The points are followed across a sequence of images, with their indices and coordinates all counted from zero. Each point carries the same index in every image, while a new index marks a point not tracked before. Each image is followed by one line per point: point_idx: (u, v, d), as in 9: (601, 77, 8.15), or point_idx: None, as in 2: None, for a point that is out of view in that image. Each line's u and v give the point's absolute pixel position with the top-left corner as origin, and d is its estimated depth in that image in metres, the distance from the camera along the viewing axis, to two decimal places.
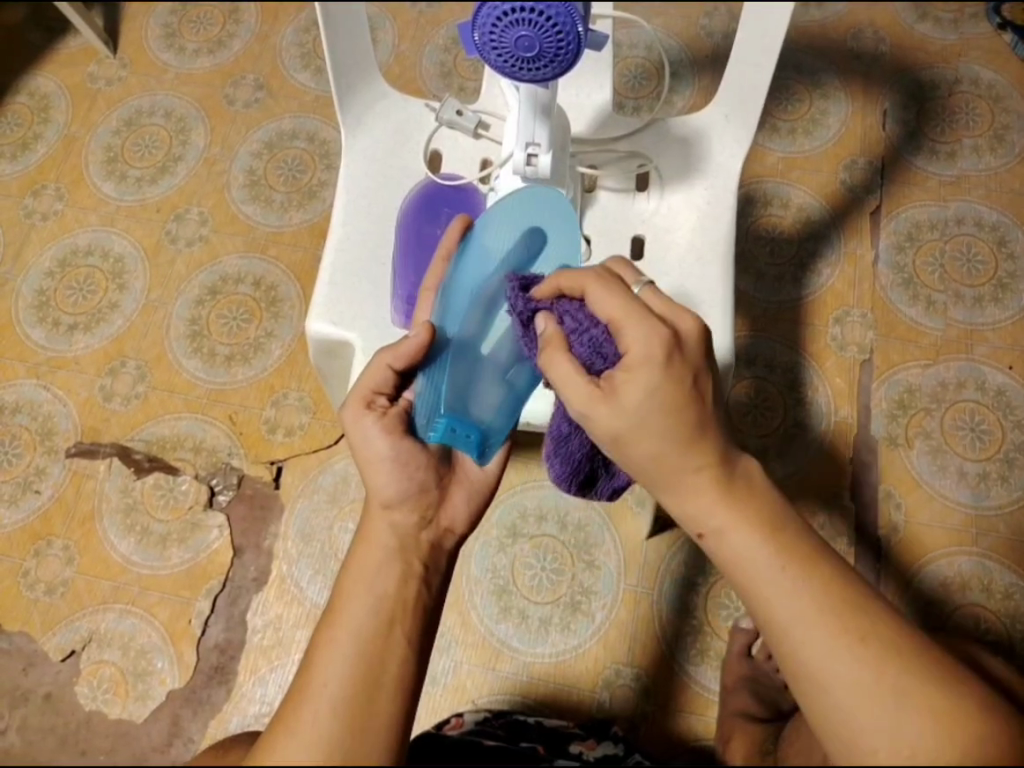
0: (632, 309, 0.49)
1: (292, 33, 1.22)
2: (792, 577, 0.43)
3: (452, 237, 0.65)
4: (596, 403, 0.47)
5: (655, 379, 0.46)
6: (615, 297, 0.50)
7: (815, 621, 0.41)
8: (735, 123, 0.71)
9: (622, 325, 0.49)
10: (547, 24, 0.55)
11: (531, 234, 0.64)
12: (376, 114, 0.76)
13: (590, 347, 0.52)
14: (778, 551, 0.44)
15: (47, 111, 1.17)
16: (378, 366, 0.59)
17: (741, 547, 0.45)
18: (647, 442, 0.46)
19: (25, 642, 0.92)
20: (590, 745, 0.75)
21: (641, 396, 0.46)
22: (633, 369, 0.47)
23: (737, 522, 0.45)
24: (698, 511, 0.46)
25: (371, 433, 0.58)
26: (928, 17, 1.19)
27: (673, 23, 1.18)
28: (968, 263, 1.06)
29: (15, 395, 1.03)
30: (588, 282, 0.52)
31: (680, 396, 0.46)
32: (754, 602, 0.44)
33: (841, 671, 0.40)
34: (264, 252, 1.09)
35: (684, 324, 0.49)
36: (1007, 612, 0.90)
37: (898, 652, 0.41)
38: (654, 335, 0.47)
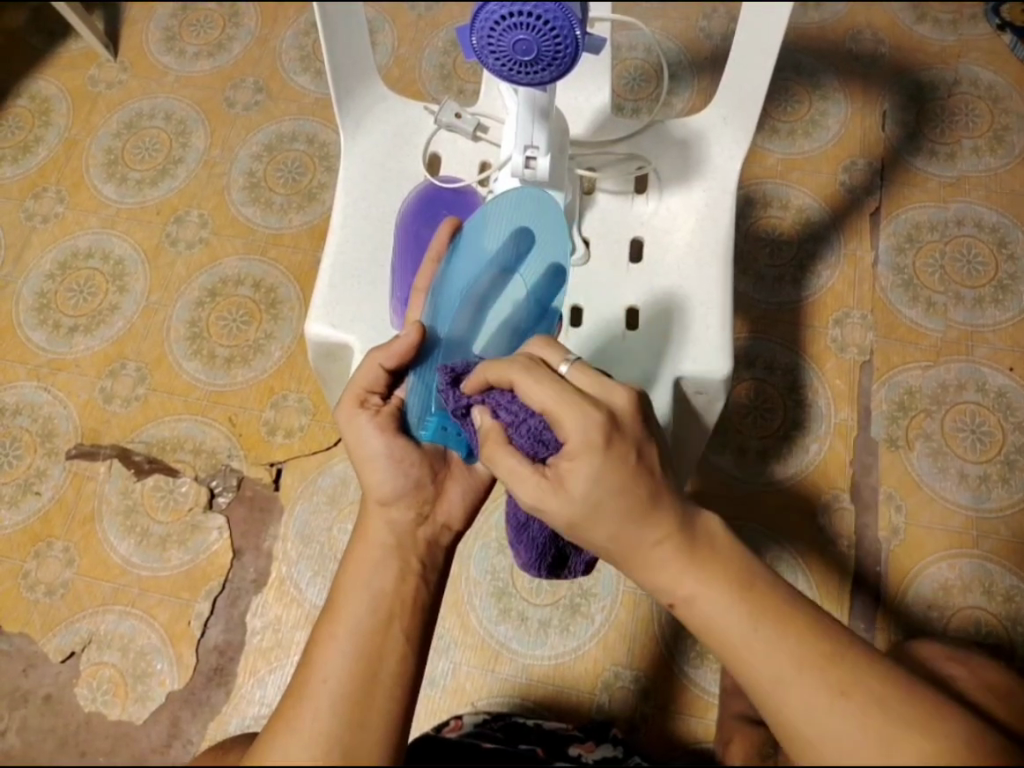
0: (564, 399, 0.48)
1: (292, 36, 1.22)
2: (767, 634, 0.43)
3: (441, 239, 0.65)
4: (547, 495, 0.48)
5: (597, 467, 0.46)
6: (546, 387, 0.49)
7: (794, 680, 0.41)
8: (733, 126, 0.71)
9: (559, 417, 0.48)
10: (545, 27, 0.55)
11: (520, 234, 0.63)
12: (375, 117, 0.76)
13: (530, 438, 0.51)
14: (750, 612, 0.44)
15: (48, 115, 1.18)
16: (370, 366, 0.59)
17: (712, 613, 0.45)
18: (603, 527, 0.47)
19: (25, 644, 0.92)
20: (589, 747, 0.75)
21: (587, 485, 0.46)
22: (575, 459, 0.46)
23: (706, 585, 0.45)
24: (666, 581, 0.46)
25: (365, 430, 0.58)
26: (928, 18, 1.19)
27: (672, 25, 1.18)
28: (968, 264, 1.05)
29: (16, 397, 1.03)
30: (514, 373, 0.51)
31: (623, 480, 0.46)
32: (735, 667, 0.44)
33: (829, 728, 0.40)
34: (264, 254, 1.09)
35: (618, 401, 0.48)
36: (1009, 615, 0.90)
37: (880, 697, 0.40)
38: (591, 420, 0.47)
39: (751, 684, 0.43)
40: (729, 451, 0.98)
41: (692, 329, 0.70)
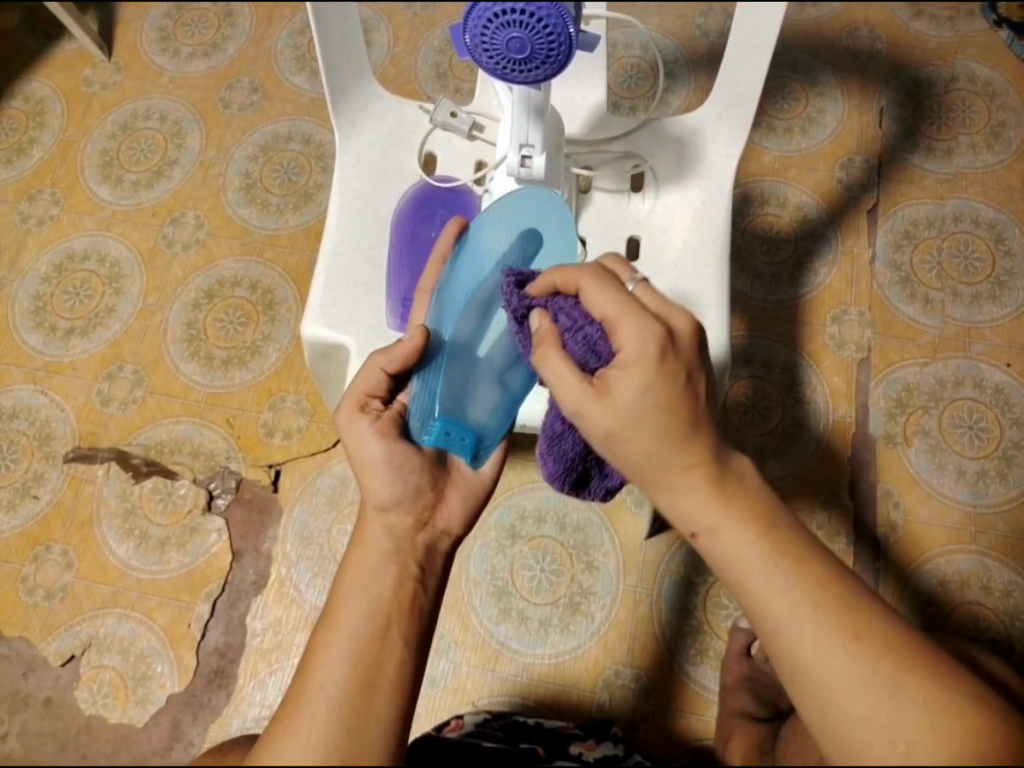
0: (626, 307, 0.48)
1: (287, 36, 1.22)
2: (787, 575, 0.43)
3: (447, 239, 0.65)
4: (588, 402, 0.47)
5: (649, 377, 0.45)
6: (611, 294, 0.49)
7: (808, 618, 0.42)
8: (729, 123, 0.71)
9: (618, 324, 0.48)
10: (538, 25, 0.55)
11: (528, 235, 0.64)
12: (370, 116, 0.76)
13: (584, 345, 0.51)
14: (771, 551, 0.44)
15: (42, 116, 1.17)
16: (371, 371, 0.59)
17: (733, 543, 0.45)
18: (640, 441, 0.46)
19: (25, 648, 0.92)
20: (590, 745, 0.75)
21: (635, 394, 0.45)
22: (628, 367, 0.46)
23: (730, 519, 0.45)
24: (690, 510, 0.46)
25: (365, 435, 0.58)
26: (924, 14, 1.19)
27: (668, 23, 1.18)
28: (965, 260, 1.05)
29: (12, 400, 1.03)
30: (583, 278, 0.51)
31: (670, 396, 0.45)
32: (748, 602, 0.44)
33: (837, 669, 0.40)
34: (261, 255, 1.09)
35: (678, 321, 0.48)
36: (1007, 609, 0.90)
37: (890, 647, 0.41)
38: (650, 331, 0.46)
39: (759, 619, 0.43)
40: None
41: None
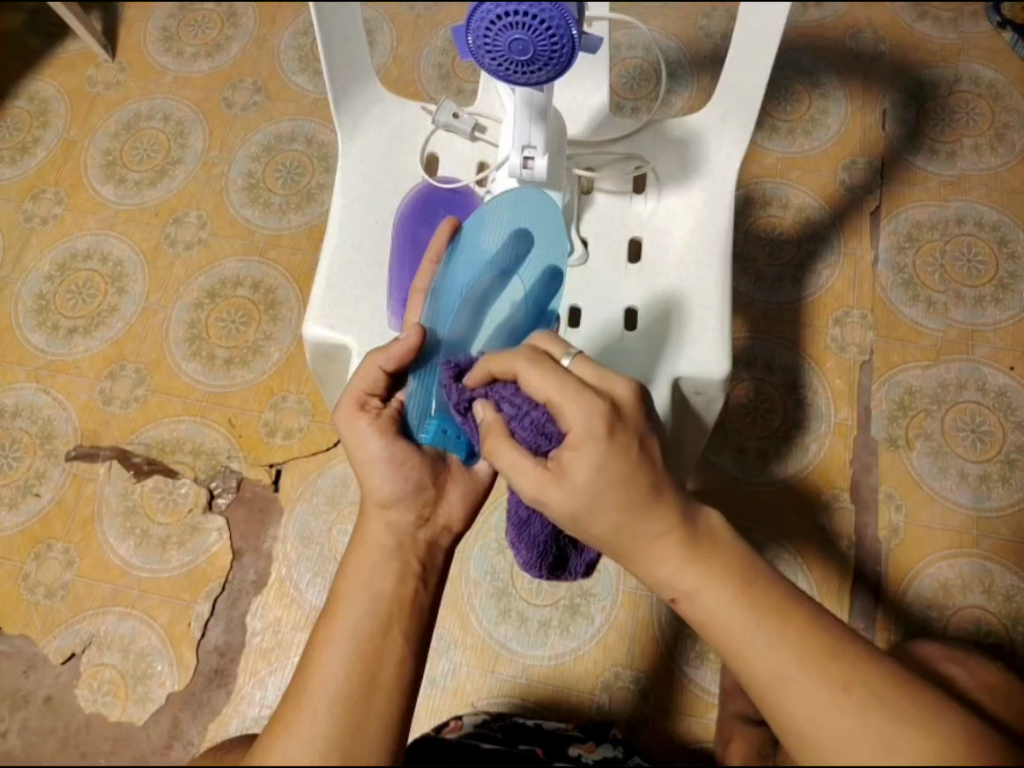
0: (567, 387, 0.48)
1: (290, 36, 1.22)
2: (770, 631, 0.43)
3: (441, 239, 0.65)
4: (548, 487, 0.47)
5: (602, 455, 0.46)
6: (550, 376, 0.49)
7: (796, 676, 0.41)
8: (732, 124, 0.70)
9: (561, 408, 0.48)
10: (541, 26, 0.55)
11: (519, 235, 0.63)
12: (372, 117, 0.76)
13: (532, 430, 0.51)
14: (752, 608, 0.44)
15: (46, 116, 1.18)
16: (370, 369, 0.59)
17: (712, 606, 0.44)
18: (605, 517, 0.46)
19: (26, 645, 0.92)
20: (589, 747, 0.75)
21: (591, 474, 0.46)
22: (578, 449, 0.46)
23: (707, 582, 0.45)
24: (667, 575, 0.46)
25: (365, 433, 0.58)
26: (928, 16, 1.19)
27: (671, 24, 1.18)
28: (968, 262, 1.05)
29: (15, 399, 1.03)
30: (519, 363, 0.51)
31: (628, 469, 0.46)
32: (735, 662, 0.44)
33: (829, 725, 0.40)
34: (263, 254, 1.09)
35: (619, 391, 0.48)
36: (1009, 614, 0.90)
37: (880, 696, 0.40)
38: (593, 410, 0.46)
39: (749, 674, 0.43)
40: (729, 451, 0.98)
41: (691, 329, 0.69)
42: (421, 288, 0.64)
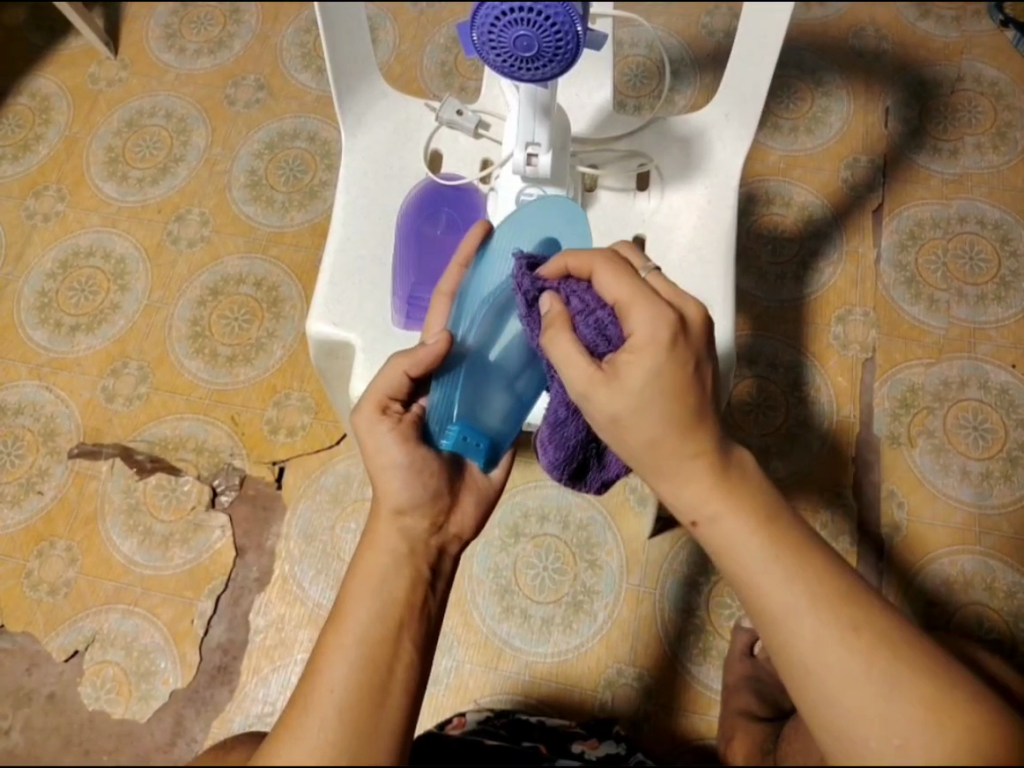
0: (637, 294, 0.49)
1: (293, 33, 1.22)
2: (785, 566, 0.44)
3: (471, 242, 0.64)
4: (597, 385, 0.48)
5: (659, 363, 0.46)
6: (624, 281, 0.51)
7: (808, 610, 0.42)
8: (737, 122, 0.71)
9: (630, 309, 0.49)
10: (546, 23, 0.55)
11: (546, 243, 0.64)
12: (375, 114, 0.76)
13: (594, 329, 0.52)
14: (771, 541, 0.45)
15: (48, 112, 1.17)
16: (394, 371, 0.58)
17: (734, 536, 0.46)
18: (642, 430, 0.47)
19: (29, 643, 0.92)
20: (592, 744, 0.75)
21: (645, 378, 0.46)
22: (637, 352, 0.47)
23: (731, 509, 0.46)
24: (692, 497, 0.47)
25: (384, 438, 0.57)
26: (931, 14, 1.19)
27: (674, 22, 1.18)
28: (970, 261, 1.05)
29: (17, 396, 1.03)
30: (597, 263, 0.52)
31: (681, 381, 0.47)
32: (749, 597, 0.44)
33: (835, 659, 0.40)
34: (266, 252, 1.09)
35: (689, 310, 0.49)
36: (1011, 610, 0.90)
37: (890, 645, 0.41)
38: (659, 319, 0.48)
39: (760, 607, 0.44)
40: None
41: None
42: (447, 290, 0.64)
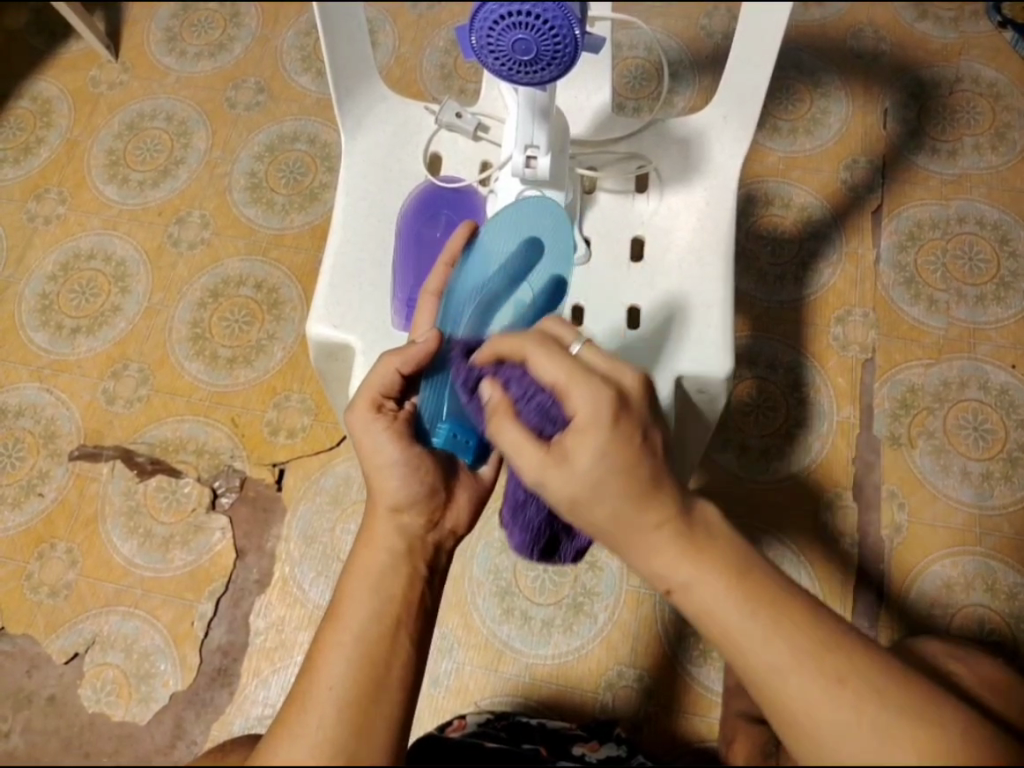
0: (575, 372, 0.48)
1: (293, 36, 1.22)
2: (765, 624, 0.42)
3: (456, 242, 0.65)
4: (548, 470, 0.47)
5: (605, 442, 0.45)
6: (559, 360, 0.49)
7: (793, 669, 0.41)
8: (735, 123, 0.71)
9: (569, 392, 0.48)
10: (544, 27, 0.55)
11: (531, 244, 0.64)
12: (375, 117, 0.76)
13: (539, 412, 0.52)
14: (745, 599, 0.43)
15: (50, 116, 1.18)
16: (386, 370, 0.59)
17: (708, 601, 0.44)
18: (602, 508, 0.46)
19: (29, 644, 0.92)
20: (592, 746, 0.75)
21: (592, 459, 0.45)
22: (584, 434, 0.46)
23: (703, 572, 0.44)
24: (662, 567, 0.45)
25: (379, 436, 0.57)
26: (929, 15, 1.19)
27: (673, 24, 1.18)
28: (970, 261, 1.05)
29: (18, 398, 1.03)
30: (527, 348, 0.51)
31: (629, 457, 0.45)
32: (731, 653, 0.43)
33: (829, 718, 0.40)
34: (266, 253, 1.09)
35: (628, 380, 0.49)
36: (1012, 612, 0.90)
37: (876, 688, 0.41)
38: (601, 397, 0.46)
39: (745, 668, 0.43)
40: (730, 449, 0.98)
41: (692, 327, 0.69)
42: (432, 290, 0.64)
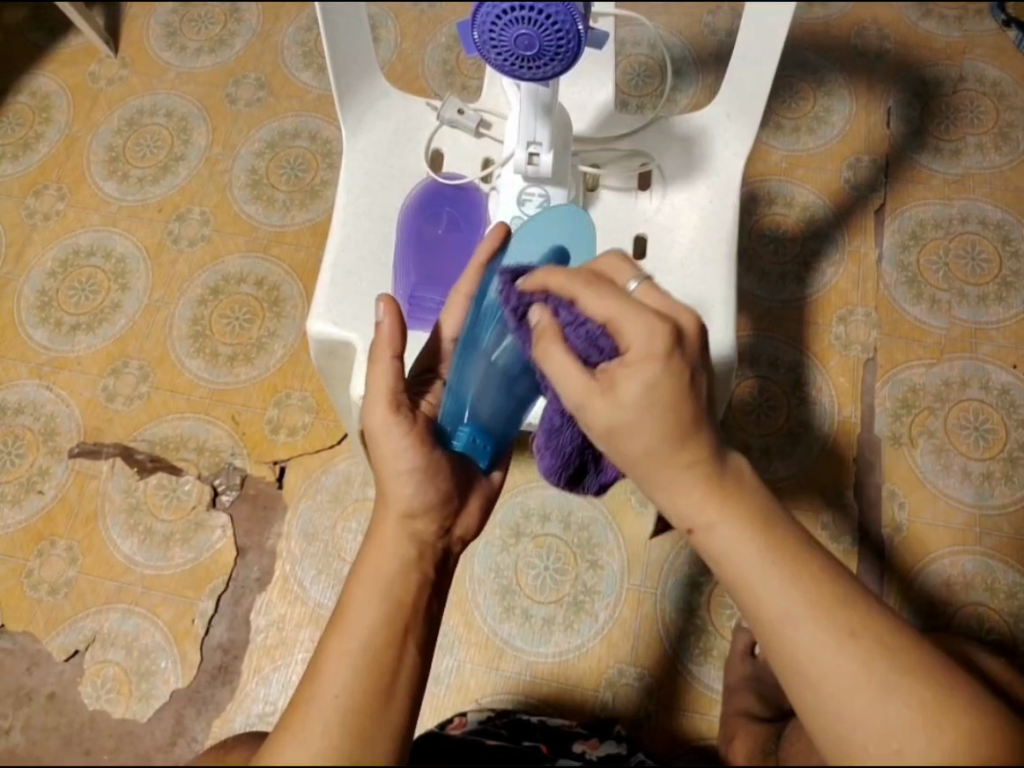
0: (628, 306, 0.47)
1: (294, 33, 1.21)
2: (784, 572, 0.43)
3: (489, 244, 0.64)
4: (593, 397, 0.46)
5: (655, 375, 0.44)
6: (608, 296, 0.48)
7: (805, 618, 0.42)
8: (737, 122, 0.71)
9: (621, 324, 0.47)
10: (547, 22, 0.55)
11: (557, 252, 0.62)
12: (376, 113, 0.76)
13: (585, 340, 0.49)
14: (766, 547, 0.44)
15: (48, 111, 1.17)
16: (386, 368, 0.57)
17: (731, 543, 0.44)
18: (638, 441, 0.45)
19: (30, 642, 0.92)
20: (593, 744, 0.74)
21: (639, 391, 0.44)
22: (633, 365, 0.45)
23: (727, 515, 0.45)
24: (687, 507, 0.46)
25: (398, 442, 0.56)
26: (933, 14, 1.18)
27: (676, 22, 1.18)
28: (972, 261, 1.05)
29: (18, 395, 1.03)
30: (578, 284, 0.49)
31: (678, 391, 0.45)
32: (746, 601, 0.44)
33: (833, 669, 0.40)
34: (267, 251, 1.09)
35: (684, 320, 0.47)
36: (1011, 610, 0.90)
37: (886, 648, 0.41)
38: (656, 329, 0.45)
39: (759, 619, 0.43)
40: (731, 448, 0.98)
41: None
42: (465, 292, 0.63)
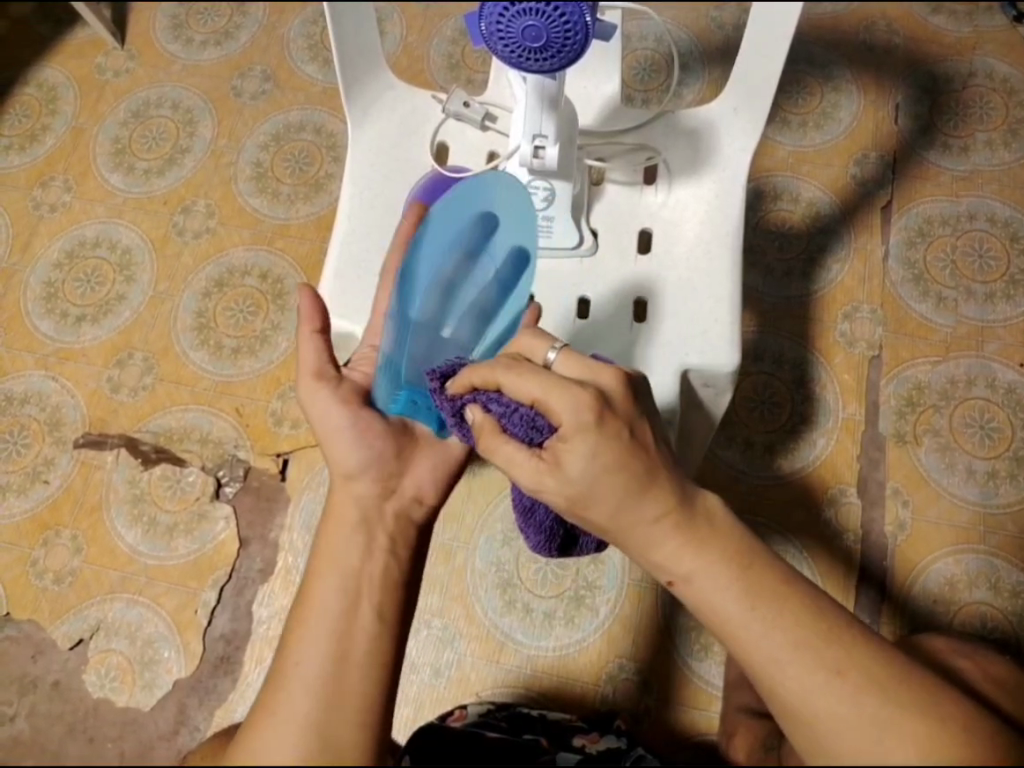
0: (551, 383, 0.49)
1: (299, 25, 1.21)
2: (765, 616, 0.45)
3: (410, 222, 0.64)
4: (545, 478, 0.49)
5: (595, 446, 0.47)
6: (531, 376, 0.50)
7: (791, 660, 0.43)
8: (744, 117, 0.69)
9: (549, 400, 0.49)
10: (556, 14, 0.54)
11: (483, 219, 0.63)
12: (382, 105, 0.75)
13: (524, 424, 0.51)
14: (746, 594, 0.45)
15: (55, 103, 1.17)
16: (307, 342, 0.61)
17: (711, 591, 0.46)
18: (600, 506, 0.48)
19: (34, 631, 0.93)
20: (593, 738, 0.72)
21: (584, 464, 0.47)
22: (570, 440, 0.48)
23: (704, 565, 0.47)
24: (668, 558, 0.48)
25: (326, 403, 0.60)
26: (943, 9, 1.17)
27: (683, 16, 1.17)
28: (979, 259, 1.04)
29: (23, 386, 1.03)
30: (500, 372, 0.52)
31: (621, 452, 0.48)
32: (732, 644, 0.45)
33: (828, 709, 0.42)
34: (271, 244, 1.09)
35: (605, 380, 0.50)
36: (1015, 609, 0.90)
37: (878, 683, 0.42)
38: (581, 401, 0.48)
39: (749, 661, 0.45)
40: (733, 446, 0.98)
41: (698, 323, 0.69)
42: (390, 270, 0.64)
